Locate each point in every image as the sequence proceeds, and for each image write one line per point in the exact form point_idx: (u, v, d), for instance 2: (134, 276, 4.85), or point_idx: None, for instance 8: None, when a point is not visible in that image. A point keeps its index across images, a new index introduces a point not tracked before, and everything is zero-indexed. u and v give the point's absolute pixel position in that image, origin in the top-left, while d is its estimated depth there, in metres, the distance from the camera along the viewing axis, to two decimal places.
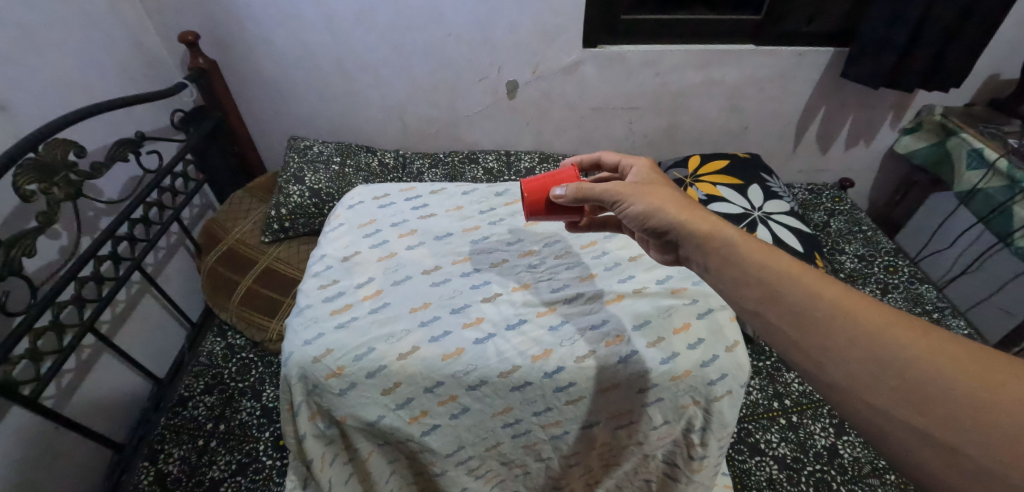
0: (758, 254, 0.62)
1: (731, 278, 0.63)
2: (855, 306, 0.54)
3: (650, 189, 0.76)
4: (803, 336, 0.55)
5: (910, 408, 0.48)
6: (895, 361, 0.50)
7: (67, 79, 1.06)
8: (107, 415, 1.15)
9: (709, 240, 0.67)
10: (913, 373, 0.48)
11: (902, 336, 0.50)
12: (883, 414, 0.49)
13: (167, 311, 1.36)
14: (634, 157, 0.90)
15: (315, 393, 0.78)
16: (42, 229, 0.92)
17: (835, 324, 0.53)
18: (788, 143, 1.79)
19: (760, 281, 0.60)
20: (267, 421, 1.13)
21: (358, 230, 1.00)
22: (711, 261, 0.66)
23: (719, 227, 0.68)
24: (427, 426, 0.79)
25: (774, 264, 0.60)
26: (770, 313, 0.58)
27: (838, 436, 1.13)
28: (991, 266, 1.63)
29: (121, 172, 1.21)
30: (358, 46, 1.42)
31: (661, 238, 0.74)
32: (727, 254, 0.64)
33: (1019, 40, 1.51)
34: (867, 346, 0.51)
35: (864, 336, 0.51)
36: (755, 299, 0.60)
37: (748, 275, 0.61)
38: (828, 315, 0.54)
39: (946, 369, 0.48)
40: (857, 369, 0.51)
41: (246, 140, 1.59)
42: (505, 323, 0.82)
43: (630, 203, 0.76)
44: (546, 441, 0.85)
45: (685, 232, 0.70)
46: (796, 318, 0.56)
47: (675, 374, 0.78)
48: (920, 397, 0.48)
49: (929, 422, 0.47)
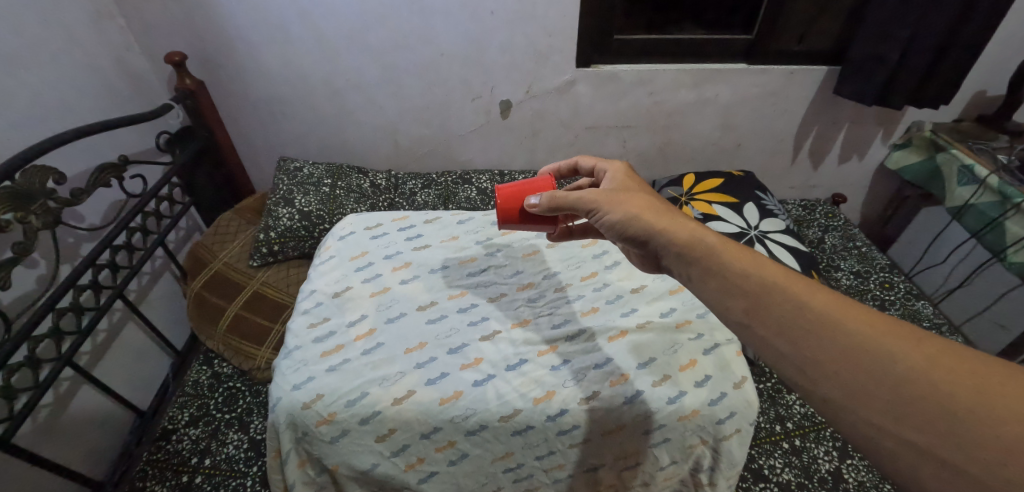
0: (744, 263, 0.60)
1: (716, 291, 0.60)
2: (845, 316, 0.51)
3: (627, 196, 0.74)
4: (793, 349, 0.52)
5: (907, 423, 0.45)
6: (889, 375, 0.47)
7: (48, 104, 1.02)
8: (85, 453, 1.09)
9: (692, 249, 0.65)
10: (909, 386, 0.46)
11: (895, 347, 0.48)
12: (880, 431, 0.46)
13: (151, 339, 1.31)
14: (609, 162, 0.88)
15: (304, 440, 0.74)
16: (19, 259, 0.88)
17: (825, 336, 0.51)
18: (781, 160, 1.79)
19: (747, 292, 0.57)
20: (254, 454, 1.08)
21: (349, 263, 0.97)
22: (693, 271, 0.64)
23: (702, 235, 0.66)
24: (423, 473, 0.76)
25: (762, 274, 0.58)
26: (757, 325, 0.55)
27: (842, 459, 1.12)
28: (985, 278, 1.64)
29: (104, 197, 1.17)
30: (348, 66, 1.41)
31: (642, 246, 0.72)
32: (712, 265, 0.62)
33: (1005, 57, 1.53)
34: (858, 359, 0.48)
35: (856, 347, 0.49)
36: (741, 310, 0.57)
37: (735, 287, 0.59)
38: (816, 326, 0.51)
39: (944, 381, 0.45)
40: (850, 381, 0.48)
41: (234, 160, 1.56)
42: (505, 363, 0.80)
43: (606, 213, 0.74)
44: (549, 485, 0.81)
45: (668, 241, 0.67)
46: (785, 329, 0.53)
47: (683, 414, 0.76)
48: (917, 412, 0.45)
49: (929, 438, 0.44)
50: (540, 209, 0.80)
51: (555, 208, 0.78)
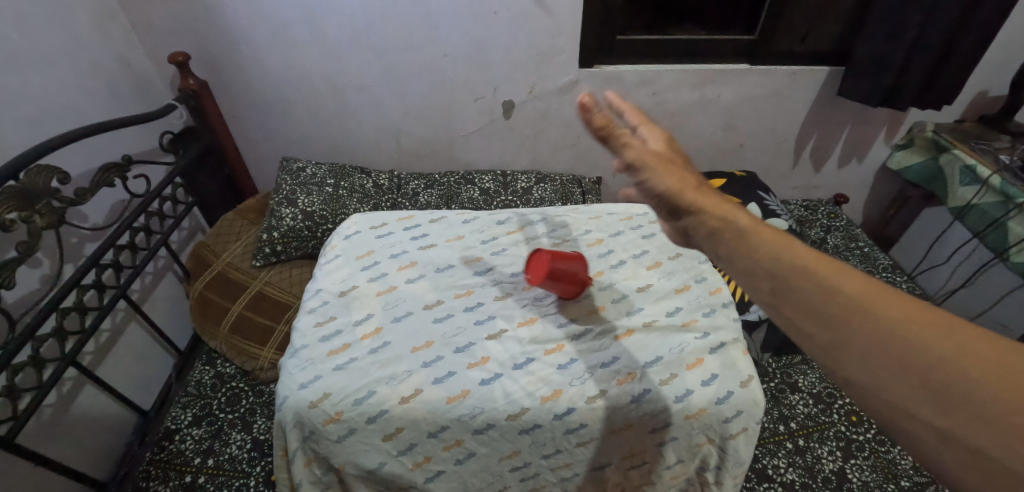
0: (762, 234, 0.48)
1: (729, 263, 0.49)
2: (866, 290, 0.41)
3: (674, 168, 0.60)
4: (805, 327, 0.42)
5: (932, 407, 0.36)
6: (915, 357, 0.37)
7: (52, 105, 1.03)
8: (88, 452, 1.09)
9: (718, 227, 0.52)
10: (936, 372, 0.36)
11: (922, 329, 0.38)
12: (900, 417, 0.38)
13: (154, 339, 1.31)
14: (654, 122, 0.67)
15: (312, 439, 0.74)
16: (23, 258, 0.88)
17: (841, 312, 0.40)
18: (784, 160, 1.79)
19: (759, 262, 0.46)
20: (258, 454, 1.08)
21: (355, 262, 0.97)
22: (719, 249, 0.51)
23: (728, 212, 0.53)
24: (430, 472, 0.76)
25: (778, 244, 0.46)
26: (769, 297, 0.45)
27: (846, 459, 1.11)
28: (987, 278, 1.65)
29: (107, 197, 1.17)
30: (351, 67, 1.41)
31: (672, 220, 0.60)
32: (732, 238, 0.50)
33: (1007, 58, 1.54)
34: (881, 339, 0.39)
35: (876, 325, 0.39)
36: (753, 284, 0.46)
37: (750, 258, 0.47)
38: (832, 299, 0.41)
39: (977, 367, 0.35)
40: (867, 364, 0.39)
41: (237, 160, 1.56)
42: (513, 362, 0.80)
43: (648, 177, 0.60)
44: (556, 484, 0.81)
45: (695, 215, 0.55)
46: (798, 305, 0.43)
47: (689, 413, 0.76)
48: (943, 397, 0.36)
49: (956, 424, 0.35)
50: (584, 123, 0.61)
51: (601, 129, 0.61)
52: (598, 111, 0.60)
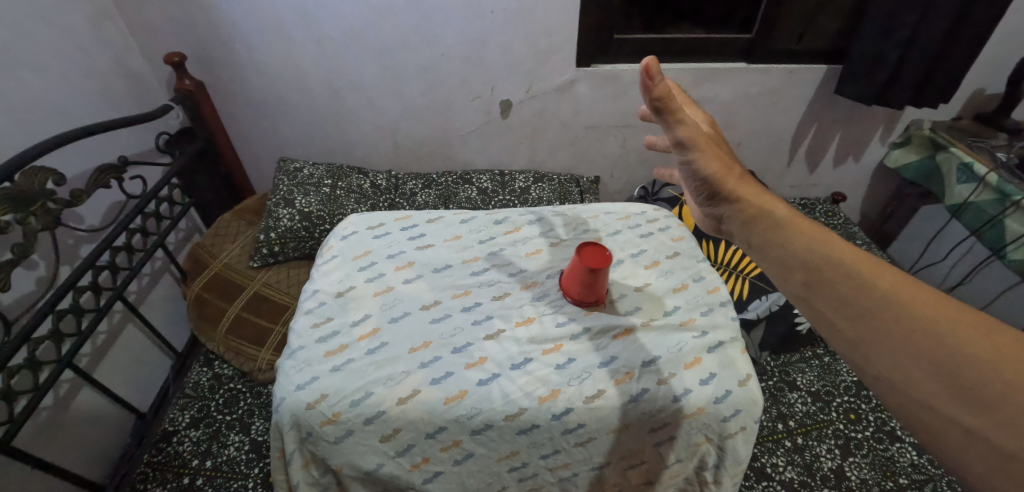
0: (810, 235, 0.52)
1: (773, 264, 0.54)
2: (910, 297, 0.45)
3: (716, 152, 0.62)
4: (851, 326, 0.47)
5: (962, 406, 0.41)
6: (947, 358, 0.42)
7: (47, 106, 1.02)
8: (86, 454, 1.09)
9: (760, 218, 0.57)
10: (967, 374, 0.41)
11: (959, 333, 0.42)
12: (933, 414, 0.42)
13: (151, 340, 1.30)
14: (696, 104, 0.74)
15: (308, 441, 0.74)
16: (18, 261, 0.87)
17: (884, 315, 0.45)
18: (781, 159, 1.79)
19: (806, 264, 0.51)
20: (256, 456, 1.07)
21: (352, 263, 0.97)
22: (754, 239, 0.57)
23: (773, 206, 0.57)
24: (428, 473, 0.76)
25: (826, 247, 0.51)
26: (814, 298, 0.50)
27: (845, 457, 1.12)
28: (985, 276, 1.65)
29: (102, 199, 1.16)
30: (349, 67, 1.40)
31: (711, 202, 0.63)
32: (772, 238, 0.55)
33: (1004, 55, 1.54)
34: (919, 341, 0.43)
35: (914, 328, 0.44)
36: (798, 283, 0.51)
37: (795, 259, 0.52)
38: (875, 304, 0.46)
39: (1011, 371, 0.39)
40: (904, 362, 0.43)
41: (234, 161, 1.56)
42: (510, 362, 0.79)
43: (698, 157, 0.61)
44: (554, 483, 0.82)
45: (735, 205, 0.59)
46: (842, 306, 0.47)
47: (688, 412, 0.76)
48: (974, 396, 0.40)
49: (983, 424, 0.40)
50: (643, 90, 0.57)
51: (660, 99, 0.57)
52: (662, 81, 0.56)
